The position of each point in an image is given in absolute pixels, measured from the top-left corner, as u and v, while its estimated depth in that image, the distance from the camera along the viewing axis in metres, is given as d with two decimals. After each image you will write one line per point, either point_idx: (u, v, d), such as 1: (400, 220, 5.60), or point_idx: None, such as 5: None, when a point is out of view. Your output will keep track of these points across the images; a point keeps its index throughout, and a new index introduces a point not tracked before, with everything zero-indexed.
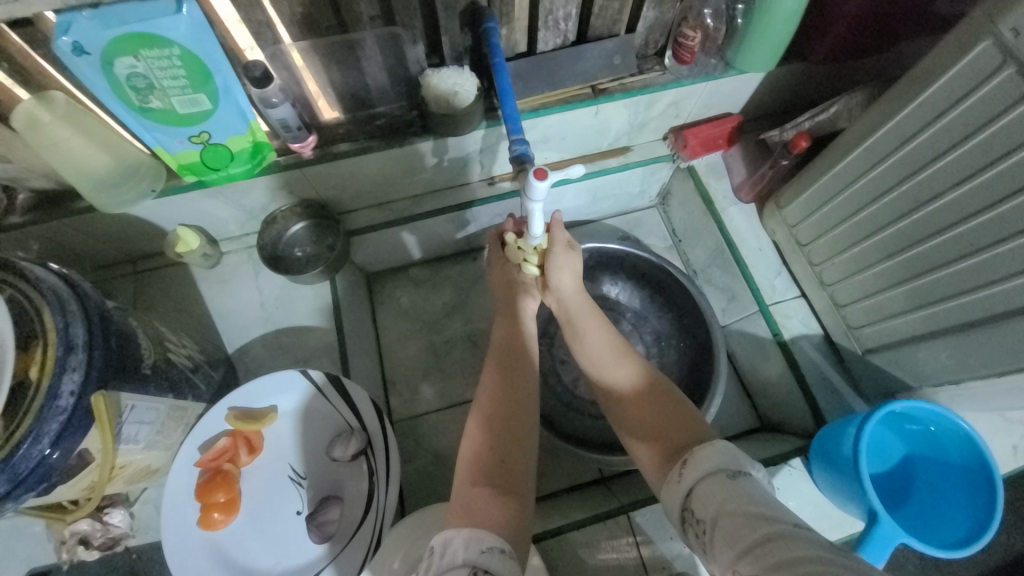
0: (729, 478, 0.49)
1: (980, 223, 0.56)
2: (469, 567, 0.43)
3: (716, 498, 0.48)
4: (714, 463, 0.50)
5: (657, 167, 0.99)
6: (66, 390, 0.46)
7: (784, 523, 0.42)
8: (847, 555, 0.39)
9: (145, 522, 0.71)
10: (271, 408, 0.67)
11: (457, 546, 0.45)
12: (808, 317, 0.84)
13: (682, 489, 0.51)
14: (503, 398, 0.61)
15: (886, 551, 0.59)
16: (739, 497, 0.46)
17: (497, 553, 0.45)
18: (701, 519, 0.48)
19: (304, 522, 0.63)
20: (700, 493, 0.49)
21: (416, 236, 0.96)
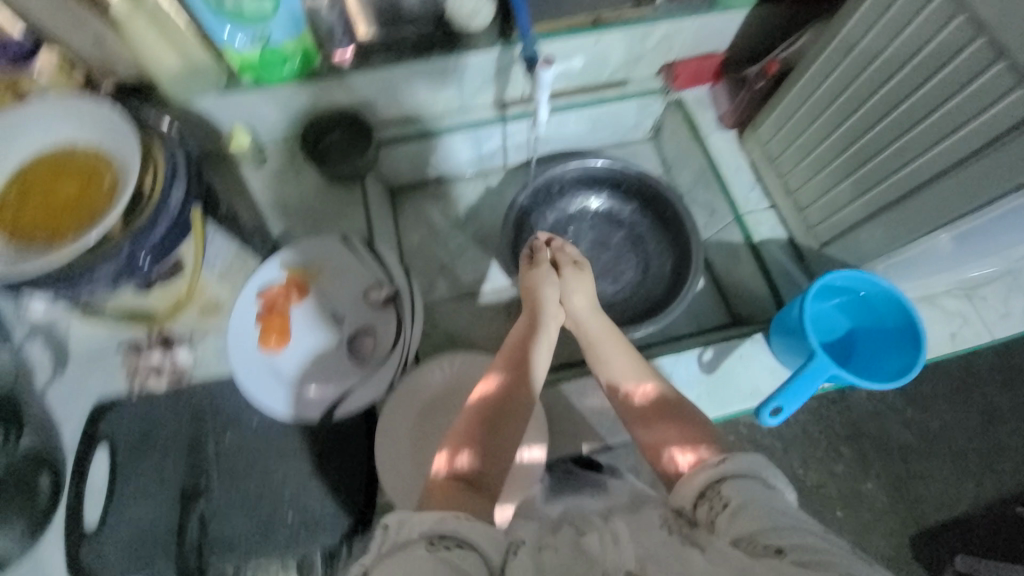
0: (748, 489, 0.46)
1: (906, 107, 0.69)
2: (426, 539, 0.40)
3: (749, 491, 0.46)
4: (737, 486, 0.47)
5: (649, 101, 1.11)
6: (173, 199, 0.60)
7: (810, 524, 0.42)
8: (863, 559, 0.38)
9: (206, 360, 0.82)
10: (315, 264, 0.80)
11: (414, 525, 0.42)
12: (776, 224, 0.97)
13: (711, 478, 0.49)
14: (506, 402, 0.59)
15: (819, 381, 0.71)
16: (768, 499, 0.45)
17: (457, 521, 0.42)
18: (723, 496, 0.47)
19: (342, 351, 0.77)
20: (731, 483, 0.48)
21: (435, 152, 1.08)
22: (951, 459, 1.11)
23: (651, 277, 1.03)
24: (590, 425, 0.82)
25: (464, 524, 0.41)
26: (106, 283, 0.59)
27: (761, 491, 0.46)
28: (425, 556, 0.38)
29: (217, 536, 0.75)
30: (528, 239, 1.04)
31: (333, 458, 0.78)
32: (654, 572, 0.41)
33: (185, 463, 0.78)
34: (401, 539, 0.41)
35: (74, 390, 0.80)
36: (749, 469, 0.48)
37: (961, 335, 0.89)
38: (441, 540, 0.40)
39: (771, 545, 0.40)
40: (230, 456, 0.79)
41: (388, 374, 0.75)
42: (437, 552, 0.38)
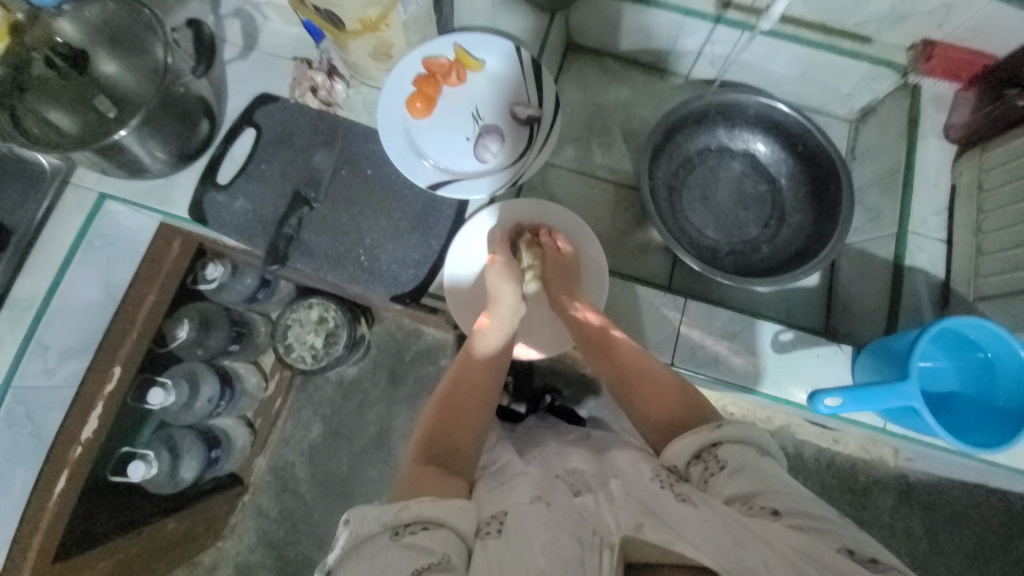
0: (742, 457, 0.50)
1: None
2: (390, 530, 0.45)
3: (742, 454, 0.50)
4: (733, 451, 0.50)
5: (881, 74, 0.96)
6: None
7: (797, 495, 0.46)
8: (843, 526, 0.43)
9: (353, 104, 0.92)
10: (480, 59, 0.83)
11: (373, 513, 0.46)
12: (937, 259, 0.86)
13: (699, 449, 0.52)
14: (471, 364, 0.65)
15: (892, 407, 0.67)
16: (758, 464, 0.49)
17: (423, 502, 0.46)
18: (720, 459, 0.50)
19: (469, 146, 0.82)
20: (725, 448, 0.51)
21: (631, 24, 1.01)
22: None
23: (768, 247, 0.97)
24: (638, 329, 0.85)
25: (427, 508, 0.45)
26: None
27: (760, 462, 0.49)
28: (388, 543, 0.44)
29: (308, 241, 0.86)
30: (673, 149, 0.98)
31: (419, 232, 0.86)
32: (650, 530, 0.43)
33: (306, 170, 0.88)
34: (364, 531, 0.45)
35: (250, 74, 0.91)
36: (746, 436, 0.51)
37: None
38: (405, 529, 0.45)
39: (767, 507, 0.45)
40: (342, 188, 0.88)
41: (499, 183, 0.80)
42: (402, 540, 0.44)
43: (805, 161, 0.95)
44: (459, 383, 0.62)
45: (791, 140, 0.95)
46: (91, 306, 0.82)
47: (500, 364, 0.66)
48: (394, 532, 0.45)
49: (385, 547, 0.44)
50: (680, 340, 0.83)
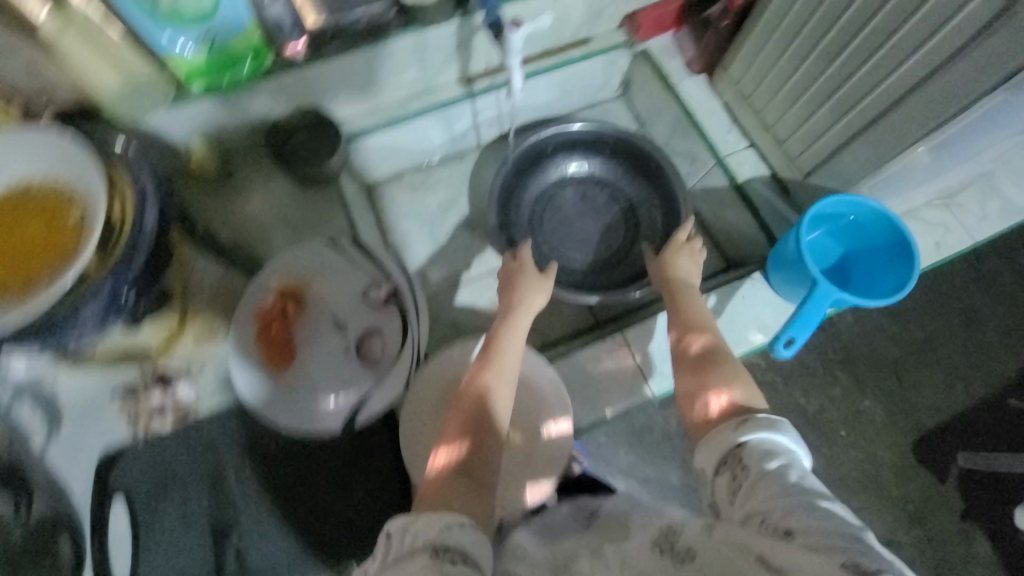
0: (767, 460, 0.46)
1: (881, 18, 0.68)
2: (430, 549, 0.41)
3: (754, 462, 0.46)
4: (755, 451, 0.48)
5: (615, 56, 1.07)
6: (147, 225, 0.55)
7: (812, 507, 0.41)
8: (863, 543, 0.38)
9: (207, 392, 0.81)
10: (307, 273, 0.76)
11: (418, 527, 0.43)
12: (757, 162, 0.98)
13: (725, 443, 0.50)
14: (493, 371, 0.64)
15: (823, 308, 0.73)
16: (772, 466, 0.46)
17: (458, 526, 0.44)
18: (741, 467, 0.47)
19: (354, 357, 0.73)
20: (749, 450, 0.48)
21: (407, 140, 1.05)
22: (940, 366, 1.28)
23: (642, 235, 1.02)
24: (605, 389, 0.83)
25: (462, 535, 0.43)
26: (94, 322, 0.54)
27: (778, 462, 0.46)
28: (428, 569, 0.40)
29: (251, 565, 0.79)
30: (518, 210, 1.02)
31: (361, 461, 0.82)
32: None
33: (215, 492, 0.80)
34: (404, 546, 0.42)
35: (71, 448, 0.75)
36: (762, 432, 0.49)
37: (945, 243, 0.93)
38: (444, 551, 0.41)
39: (779, 528, 0.41)
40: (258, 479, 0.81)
41: (403, 371, 0.73)
42: (440, 566, 0.40)
43: (620, 153, 1.03)
44: (476, 400, 0.60)
45: (599, 144, 1.03)
46: None
47: (507, 390, 0.63)
48: (427, 549, 0.41)
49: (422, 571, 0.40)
50: (646, 372, 0.83)
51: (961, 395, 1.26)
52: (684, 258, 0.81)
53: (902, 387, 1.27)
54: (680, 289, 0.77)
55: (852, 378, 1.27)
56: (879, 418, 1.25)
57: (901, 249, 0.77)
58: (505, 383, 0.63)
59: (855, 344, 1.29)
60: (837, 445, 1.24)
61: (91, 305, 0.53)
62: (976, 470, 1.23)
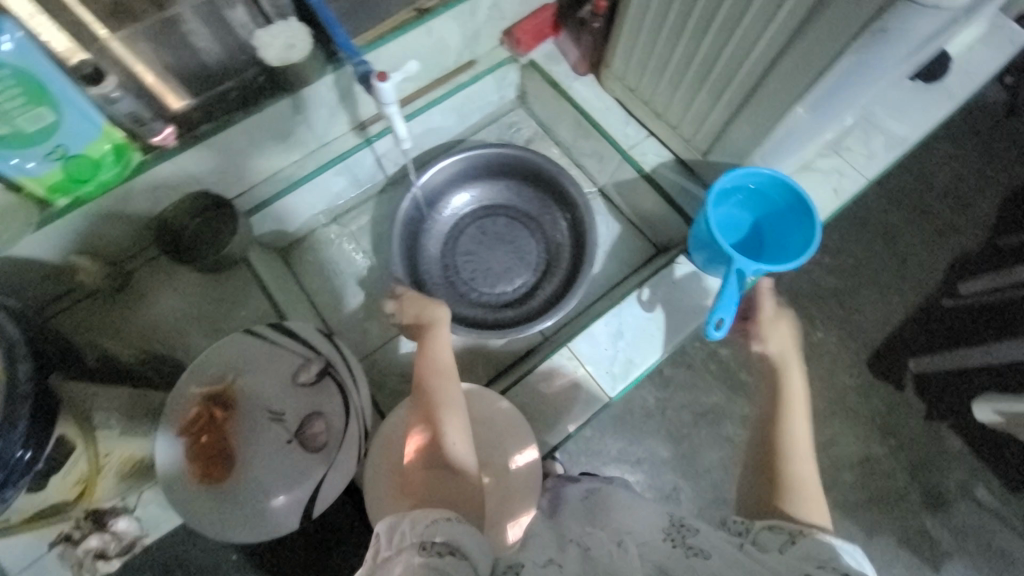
0: (828, 546, 0.46)
1: None
2: (419, 545, 0.43)
3: (819, 553, 0.45)
4: (817, 537, 0.47)
5: (504, 71, 1.08)
6: (24, 377, 0.51)
7: None
8: None
9: (155, 518, 0.73)
10: (228, 371, 0.72)
11: (407, 526, 0.45)
12: (658, 149, 1.01)
13: (793, 531, 0.49)
14: (440, 373, 0.65)
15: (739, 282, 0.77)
16: (836, 556, 0.45)
17: (447, 520, 0.45)
18: (799, 551, 0.46)
19: (297, 446, 0.69)
20: (814, 541, 0.47)
21: (313, 198, 1.01)
22: (873, 286, 1.36)
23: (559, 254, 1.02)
24: (563, 403, 0.83)
25: (453, 531, 0.44)
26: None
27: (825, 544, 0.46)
28: (419, 564, 0.41)
29: None
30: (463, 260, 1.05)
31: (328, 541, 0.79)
32: None
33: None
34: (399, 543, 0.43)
35: None
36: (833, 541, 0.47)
37: (842, 187, 0.99)
38: (433, 543, 0.43)
39: None
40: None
41: (354, 445, 0.70)
42: (430, 560, 0.41)
43: (531, 177, 1.03)
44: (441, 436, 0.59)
45: (504, 174, 1.04)
46: None
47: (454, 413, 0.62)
48: (419, 544, 0.43)
49: (410, 566, 0.41)
50: (599, 378, 0.84)
51: (903, 310, 1.34)
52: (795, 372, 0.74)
53: (847, 318, 1.34)
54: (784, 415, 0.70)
55: (804, 318, 1.33)
56: (833, 345, 1.32)
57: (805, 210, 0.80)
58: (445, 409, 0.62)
59: (797, 288, 1.35)
60: (805, 385, 1.30)
61: None
62: (934, 377, 1.31)
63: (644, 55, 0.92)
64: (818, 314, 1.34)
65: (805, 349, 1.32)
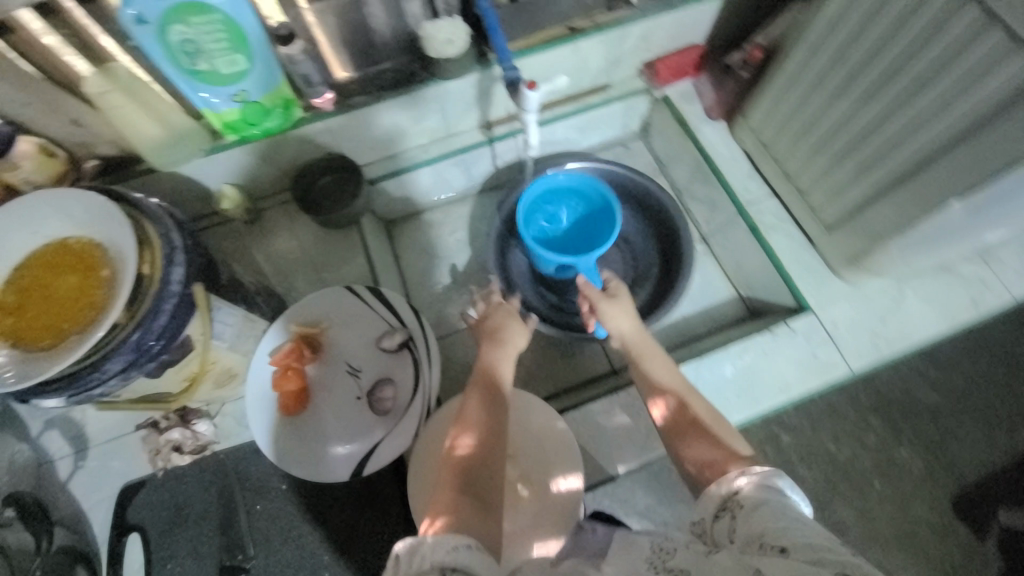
0: (755, 502, 0.47)
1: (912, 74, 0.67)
2: (439, 569, 0.40)
3: (758, 513, 0.45)
4: (749, 499, 0.48)
5: (635, 101, 1.09)
6: (175, 278, 0.59)
7: (814, 540, 0.40)
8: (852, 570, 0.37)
9: (228, 430, 0.81)
10: (323, 319, 0.78)
11: (426, 548, 0.42)
12: (779, 211, 0.96)
13: (725, 495, 0.50)
14: (487, 388, 0.64)
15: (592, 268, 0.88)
16: (768, 513, 0.45)
17: (467, 547, 0.42)
18: (733, 523, 0.47)
19: (365, 403, 0.75)
20: (746, 502, 0.47)
21: (426, 181, 1.07)
22: (978, 416, 1.19)
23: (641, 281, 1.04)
24: (617, 441, 0.81)
25: (467, 557, 0.41)
26: (113, 376, 0.56)
27: (781, 514, 0.44)
28: None
29: None
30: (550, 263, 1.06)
31: (361, 503, 0.82)
32: None
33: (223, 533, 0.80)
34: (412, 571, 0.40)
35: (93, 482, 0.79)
36: (756, 491, 0.48)
37: (983, 299, 0.89)
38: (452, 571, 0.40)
39: (775, 545, 0.41)
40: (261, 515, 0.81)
41: (413, 421, 0.73)
42: None
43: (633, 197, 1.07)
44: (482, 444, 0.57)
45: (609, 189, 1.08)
46: None
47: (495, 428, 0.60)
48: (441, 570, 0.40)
49: None
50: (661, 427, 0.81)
51: (1014, 455, 1.16)
52: (617, 315, 0.76)
53: (943, 442, 1.18)
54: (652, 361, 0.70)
55: (888, 428, 1.19)
56: (918, 469, 1.17)
57: (608, 210, 0.94)
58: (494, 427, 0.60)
59: (889, 393, 1.21)
60: (870, 502, 1.15)
61: (120, 355, 0.55)
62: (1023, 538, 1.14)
63: (789, 114, 0.89)
64: (907, 429, 1.19)
65: (878, 463, 1.18)
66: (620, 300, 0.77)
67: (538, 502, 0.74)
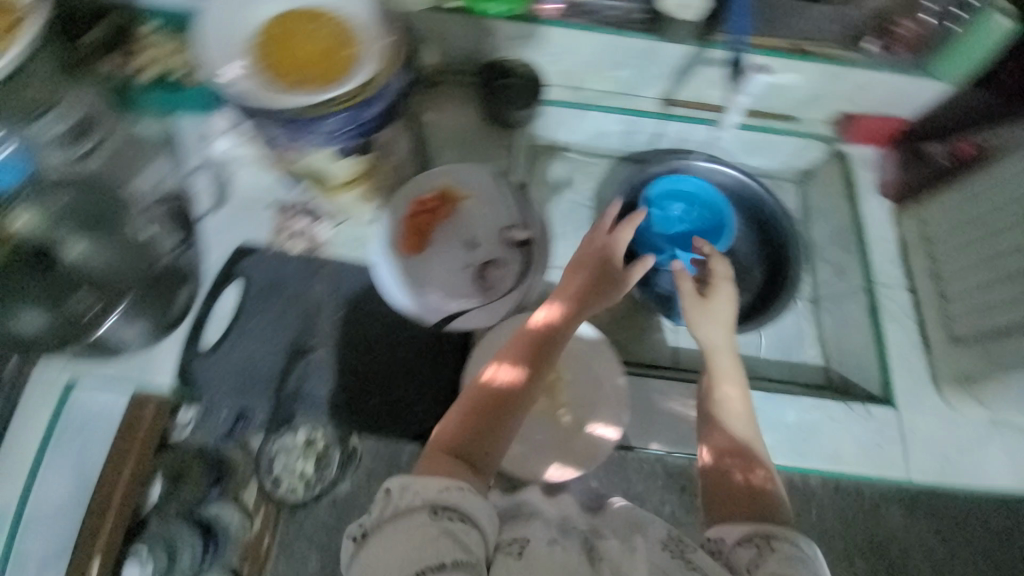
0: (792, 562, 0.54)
1: None
2: (428, 508, 0.52)
3: (785, 569, 0.53)
4: (785, 557, 0.54)
5: (810, 143, 1.09)
6: (394, 84, 0.66)
7: None
8: None
9: (340, 241, 0.90)
10: (466, 188, 0.85)
11: (416, 489, 0.53)
12: (907, 305, 0.94)
13: (761, 536, 0.57)
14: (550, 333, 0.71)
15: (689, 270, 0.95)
16: (792, 572, 0.53)
17: (459, 492, 0.54)
18: (757, 562, 0.55)
19: (470, 274, 0.82)
20: (778, 555, 0.54)
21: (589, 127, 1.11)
22: None
23: (748, 294, 1.01)
24: (660, 423, 0.83)
25: (468, 504, 0.53)
26: (322, 136, 0.66)
27: (802, 573, 0.53)
28: (424, 522, 0.50)
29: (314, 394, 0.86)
30: None
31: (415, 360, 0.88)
32: None
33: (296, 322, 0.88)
34: (403, 505, 0.52)
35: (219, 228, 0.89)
36: (793, 554, 0.54)
37: None
38: (444, 510, 0.52)
39: None
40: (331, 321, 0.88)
41: (508, 307, 0.81)
42: (438, 521, 0.50)
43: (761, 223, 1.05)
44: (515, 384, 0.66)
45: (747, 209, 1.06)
46: (64, 505, 0.80)
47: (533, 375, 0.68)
48: (433, 507, 0.52)
49: (422, 524, 0.50)
50: None
51: None
52: (720, 313, 0.80)
53: None
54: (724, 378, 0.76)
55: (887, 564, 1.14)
56: None
57: (717, 228, 0.98)
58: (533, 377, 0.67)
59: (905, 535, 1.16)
60: None
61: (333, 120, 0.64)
62: None
63: None
64: None
65: None
66: (727, 311, 0.80)
67: (567, 434, 0.79)
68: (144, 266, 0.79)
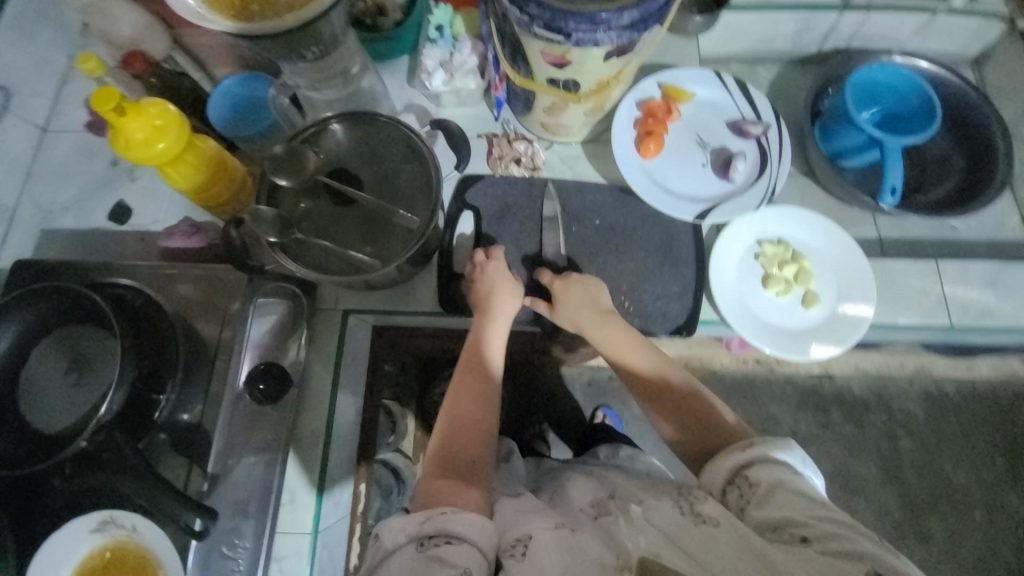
0: (769, 474, 0.57)
1: None
2: (415, 540, 0.55)
3: (790, 501, 0.54)
4: (764, 472, 0.57)
5: (990, 23, 1.07)
6: None
7: (843, 525, 0.51)
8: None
9: (554, 164, 0.93)
10: (688, 90, 0.86)
11: (397, 528, 0.57)
12: None
13: (740, 459, 0.60)
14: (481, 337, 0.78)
15: (897, 158, 0.91)
16: (801, 513, 0.53)
17: (445, 515, 0.56)
18: (756, 491, 0.57)
19: (708, 171, 0.83)
20: (756, 473, 0.58)
21: (759, 30, 1.09)
22: None
23: (952, 176, 1.01)
24: (909, 301, 0.85)
25: (449, 523, 0.55)
26: (588, 27, 0.64)
27: (787, 486, 0.55)
28: (415, 555, 0.54)
29: None
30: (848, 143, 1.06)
31: (669, 269, 0.84)
32: None
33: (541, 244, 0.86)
34: (390, 543, 0.56)
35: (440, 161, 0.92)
36: (773, 472, 0.57)
37: None
38: (428, 539, 0.55)
39: (797, 534, 0.52)
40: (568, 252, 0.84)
41: (757, 197, 0.80)
42: (425, 550, 0.54)
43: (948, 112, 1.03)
44: (456, 391, 0.74)
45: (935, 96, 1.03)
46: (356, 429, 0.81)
47: (471, 370, 0.75)
48: (420, 541, 0.55)
49: (412, 555, 0.54)
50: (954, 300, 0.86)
51: None
52: (575, 288, 0.79)
53: None
54: (620, 336, 0.77)
55: None
56: None
57: (924, 110, 0.95)
58: (478, 388, 0.74)
59: None
60: None
61: (631, 13, 0.64)
62: None
63: None
64: None
65: None
66: (574, 292, 0.78)
67: (833, 313, 0.82)
68: (428, 194, 0.74)
